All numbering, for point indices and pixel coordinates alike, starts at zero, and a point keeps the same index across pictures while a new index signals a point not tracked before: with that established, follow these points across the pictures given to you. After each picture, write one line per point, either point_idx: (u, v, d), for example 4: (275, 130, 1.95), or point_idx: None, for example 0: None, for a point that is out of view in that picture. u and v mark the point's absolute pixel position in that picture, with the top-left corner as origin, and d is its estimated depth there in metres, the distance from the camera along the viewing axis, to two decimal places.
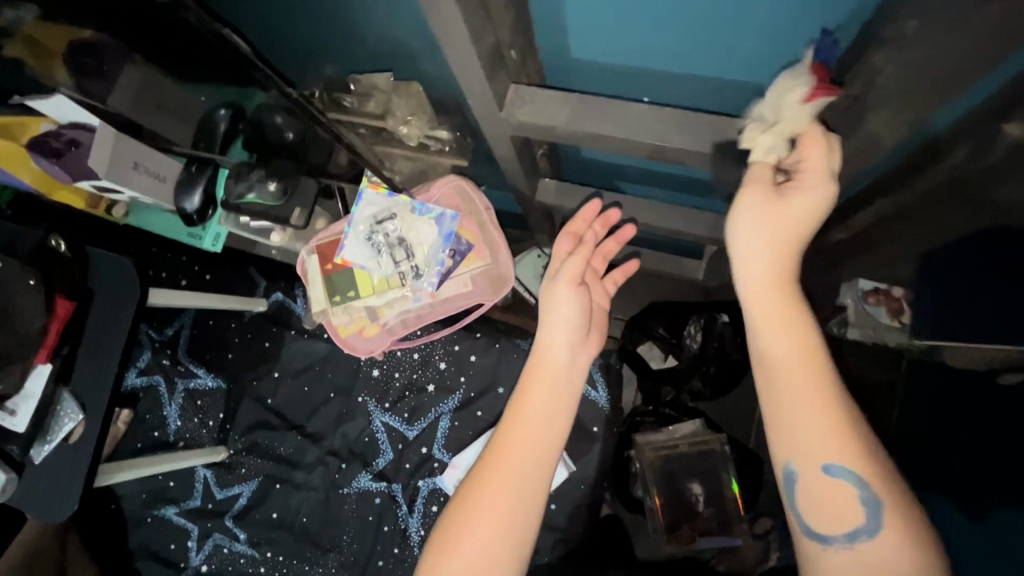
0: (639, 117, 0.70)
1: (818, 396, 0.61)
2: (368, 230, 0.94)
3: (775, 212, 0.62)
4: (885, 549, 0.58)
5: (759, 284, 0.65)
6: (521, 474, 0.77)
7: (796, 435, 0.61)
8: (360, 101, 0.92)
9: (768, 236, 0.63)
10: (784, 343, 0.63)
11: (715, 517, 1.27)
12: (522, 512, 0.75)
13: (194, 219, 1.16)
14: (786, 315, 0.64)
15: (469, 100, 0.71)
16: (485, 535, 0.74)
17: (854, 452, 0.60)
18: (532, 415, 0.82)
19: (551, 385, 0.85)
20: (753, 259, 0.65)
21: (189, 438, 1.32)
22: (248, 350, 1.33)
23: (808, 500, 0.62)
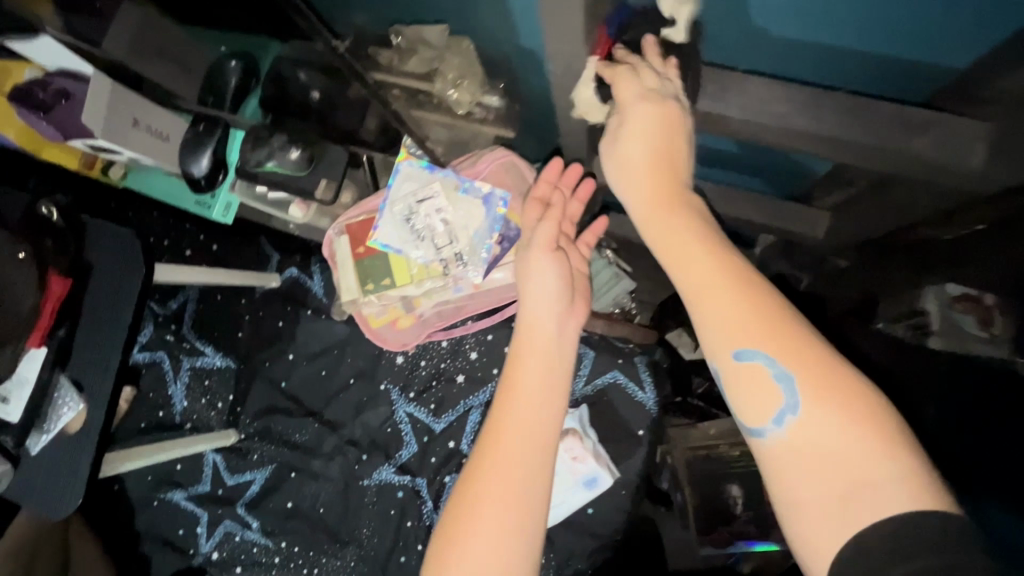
0: (751, 94, 0.60)
1: (724, 284, 0.50)
2: (407, 210, 0.84)
3: (636, 133, 0.58)
4: (819, 429, 0.45)
5: (644, 202, 0.58)
6: (510, 476, 0.61)
7: (711, 332, 0.50)
8: (402, 59, 0.80)
9: (631, 159, 0.59)
10: (674, 236, 0.54)
11: (753, 521, 1.22)
12: (521, 529, 0.59)
13: (201, 184, 1.03)
14: (677, 212, 0.56)
15: (548, 63, 0.59)
16: (488, 558, 0.58)
17: (764, 329, 0.48)
18: (523, 398, 0.65)
19: (545, 370, 0.68)
20: (632, 182, 0.59)
21: (196, 419, 1.23)
22: (260, 329, 1.24)
23: (734, 395, 0.50)
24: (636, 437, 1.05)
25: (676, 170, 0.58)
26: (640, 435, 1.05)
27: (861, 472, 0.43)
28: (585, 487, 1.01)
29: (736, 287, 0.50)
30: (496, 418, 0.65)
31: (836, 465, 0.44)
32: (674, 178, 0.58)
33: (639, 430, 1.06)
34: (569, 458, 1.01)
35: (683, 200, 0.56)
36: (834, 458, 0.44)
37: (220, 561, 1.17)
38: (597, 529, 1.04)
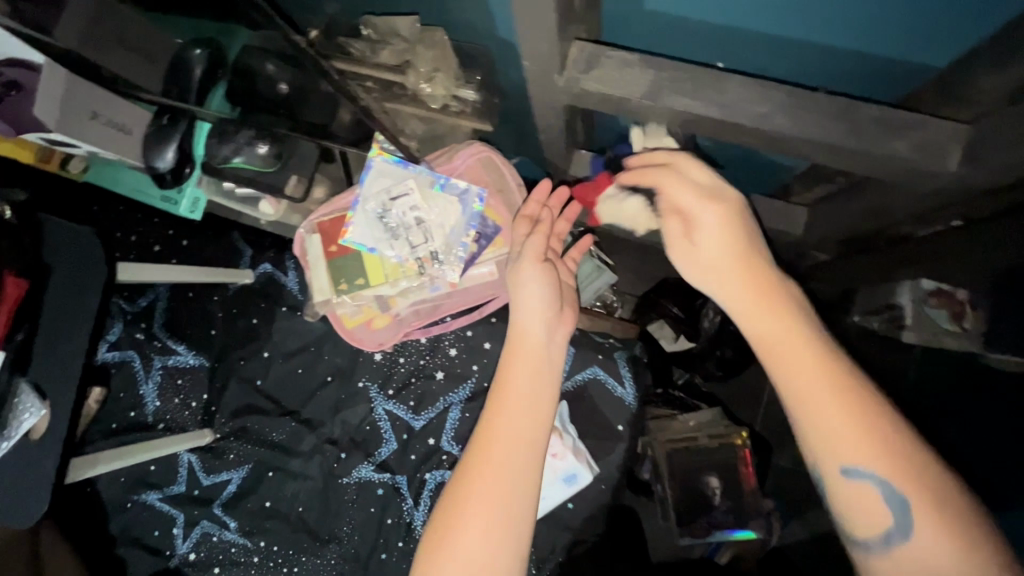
0: (733, 93, 0.58)
1: (836, 411, 0.55)
2: (380, 207, 0.81)
3: (713, 225, 0.66)
4: (927, 548, 0.52)
5: (739, 301, 0.64)
6: (505, 480, 0.62)
7: (817, 442, 0.56)
8: (372, 49, 0.76)
9: (718, 250, 0.66)
10: (773, 339, 0.60)
11: (730, 510, 1.24)
12: (510, 528, 0.61)
13: (166, 178, 1.00)
14: (777, 312, 0.62)
15: (523, 59, 0.57)
16: (476, 557, 0.59)
17: (875, 455, 0.54)
18: (514, 401, 0.67)
19: (533, 371, 0.70)
20: (721, 282, 0.66)
21: (169, 419, 1.20)
22: (234, 326, 1.21)
23: (845, 506, 0.57)
24: (615, 432, 1.06)
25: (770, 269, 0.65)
26: (619, 430, 1.06)
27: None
28: (564, 483, 1.02)
29: (843, 406, 0.55)
30: (487, 420, 0.66)
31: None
32: (768, 280, 0.64)
33: (619, 425, 1.06)
34: (548, 454, 1.01)
35: (784, 305, 0.62)
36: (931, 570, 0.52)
37: (197, 562, 1.15)
38: (577, 523, 1.04)
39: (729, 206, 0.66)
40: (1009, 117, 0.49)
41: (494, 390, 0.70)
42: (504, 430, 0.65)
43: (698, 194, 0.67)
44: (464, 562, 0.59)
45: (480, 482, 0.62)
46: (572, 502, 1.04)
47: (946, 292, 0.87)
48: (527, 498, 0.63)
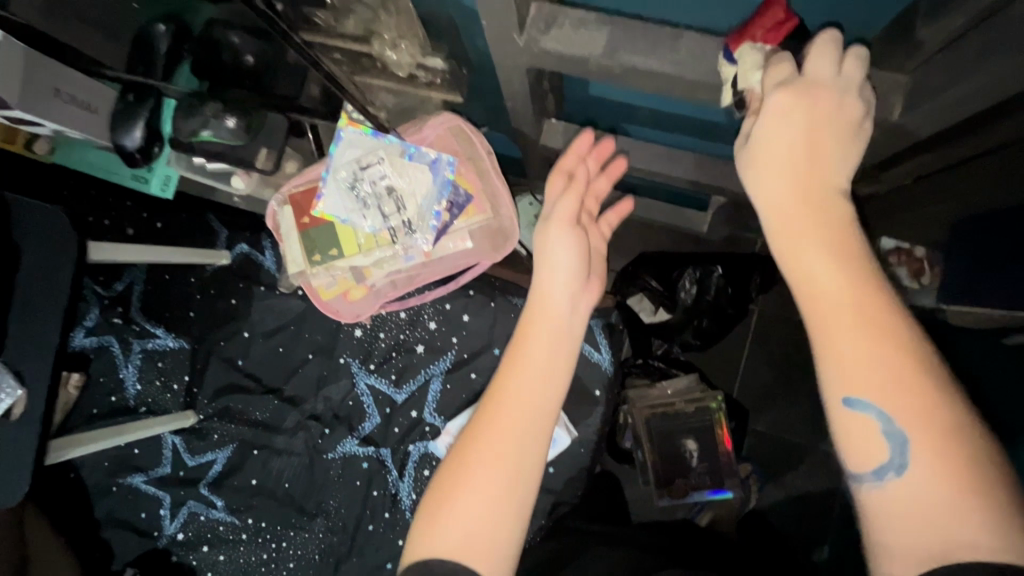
0: (692, 49, 0.59)
1: (852, 325, 0.48)
2: (351, 177, 0.82)
3: (784, 113, 0.53)
4: (921, 490, 0.45)
5: (783, 195, 0.54)
6: (513, 445, 0.64)
7: (829, 366, 0.49)
8: (337, 19, 0.77)
9: (774, 144, 0.54)
10: (784, 221, 0.53)
11: (707, 472, 1.29)
12: (516, 486, 0.62)
13: (136, 158, 0.98)
14: (819, 223, 0.52)
15: (481, 19, 0.58)
16: (477, 510, 0.61)
17: (884, 380, 0.47)
18: (531, 370, 0.68)
19: (551, 342, 0.71)
20: (764, 170, 0.55)
21: (151, 402, 1.20)
22: (212, 307, 1.21)
23: (843, 437, 0.49)
24: (593, 397, 1.09)
25: (839, 168, 0.54)
26: (597, 395, 1.09)
27: (944, 528, 0.44)
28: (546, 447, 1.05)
29: (854, 317, 0.48)
30: (503, 389, 0.67)
31: (924, 514, 0.45)
32: (824, 179, 0.54)
33: (596, 390, 1.09)
34: None
35: (840, 210, 0.52)
36: (926, 511, 0.45)
37: (186, 542, 1.16)
38: (558, 486, 1.08)
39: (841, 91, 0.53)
40: (946, 64, 0.52)
41: (508, 359, 0.71)
42: (519, 395, 0.66)
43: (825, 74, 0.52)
44: (467, 514, 0.61)
45: (488, 441, 0.64)
46: (553, 467, 1.08)
47: (905, 250, 0.91)
48: (536, 457, 0.64)
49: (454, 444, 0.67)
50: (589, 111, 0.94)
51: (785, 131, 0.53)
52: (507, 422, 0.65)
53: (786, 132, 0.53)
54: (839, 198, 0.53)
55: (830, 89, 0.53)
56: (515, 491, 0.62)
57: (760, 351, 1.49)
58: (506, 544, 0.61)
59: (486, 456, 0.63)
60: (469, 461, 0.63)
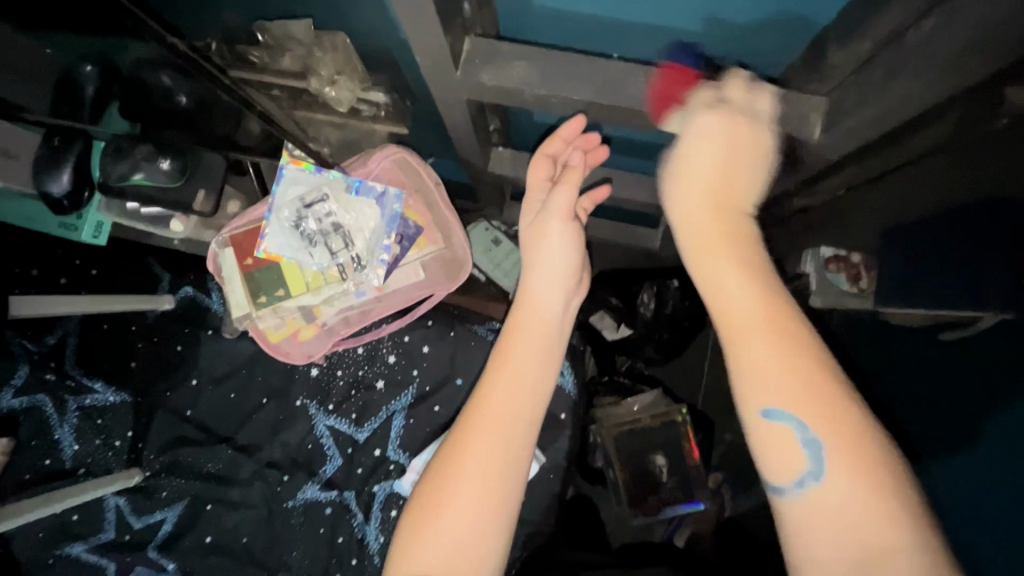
0: (621, 80, 0.61)
1: (766, 332, 0.51)
2: (295, 216, 0.80)
3: (712, 140, 0.60)
4: (841, 495, 0.47)
5: (695, 211, 0.59)
6: (497, 456, 0.60)
7: (741, 376, 0.51)
8: (273, 56, 0.77)
9: (694, 166, 0.60)
10: (729, 281, 0.54)
11: (677, 485, 1.30)
12: (494, 500, 0.58)
13: (64, 204, 0.92)
14: (730, 239, 0.57)
15: (416, 57, 0.58)
16: (457, 540, 0.57)
17: (802, 388, 0.49)
18: (513, 377, 0.64)
19: (540, 341, 0.67)
20: (680, 193, 0.60)
21: (91, 463, 1.12)
22: (156, 356, 1.14)
23: (762, 446, 0.51)
24: (559, 420, 1.08)
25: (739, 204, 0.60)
26: (563, 419, 1.08)
27: (856, 530, 0.46)
28: None
29: (780, 341, 0.51)
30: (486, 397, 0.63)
31: (842, 520, 0.47)
32: (736, 210, 0.59)
33: (561, 414, 1.09)
34: None
35: (741, 230, 0.58)
36: (840, 517, 0.47)
37: None
38: (531, 516, 1.06)
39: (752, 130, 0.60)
40: (858, 86, 0.55)
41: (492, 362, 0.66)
42: (502, 401, 0.62)
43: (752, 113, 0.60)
44: (444, 536, 0.57)
45: (470, 455, 0.60)
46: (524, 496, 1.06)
47: (843, 257, 0.94)
48: (513, 468, 0.60)
49: (432, 458, 0.63)
50: (535, 138, 0.96)
51: (704, 159, 0.60)
52: (488, 429, 0.61)
53: (705, 160, 0.60)
54: (745, 220, 0.59)
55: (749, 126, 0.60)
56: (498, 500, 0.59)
57: (720, 360, 1.52)
58: (483, 561, 0.57)
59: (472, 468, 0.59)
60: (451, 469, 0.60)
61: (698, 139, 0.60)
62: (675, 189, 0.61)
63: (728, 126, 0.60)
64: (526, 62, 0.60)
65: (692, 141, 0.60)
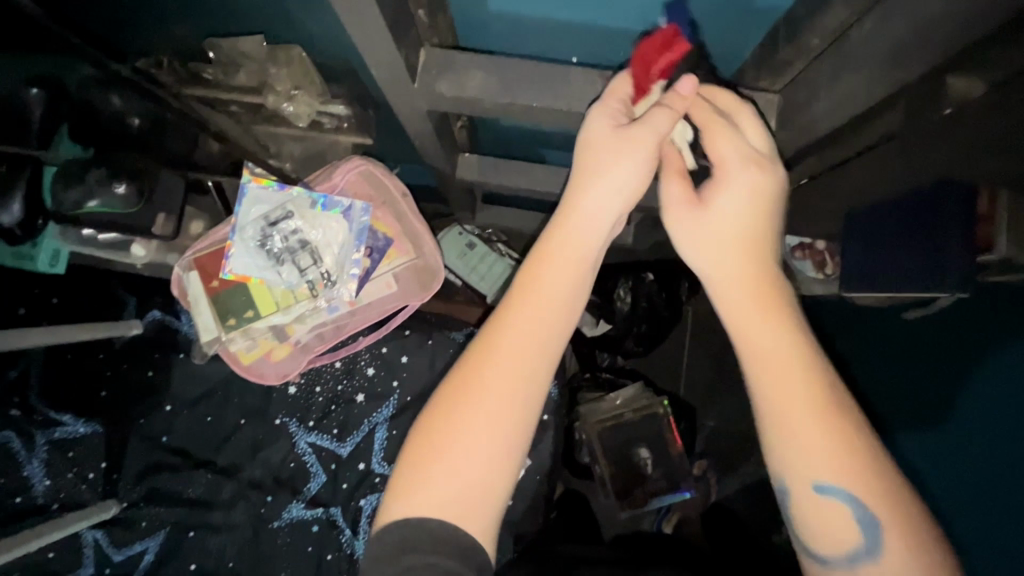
0: (581, 84, 0.60)
1: (817, 416, 0.51)
2: (259, 235, 0.78)
3: (737, 194, 0.56)
4: (893, 568, 0.49)
5: (729, 282, 0.56)
6: (507, 393, 0.55)
7: (792, 460, 0.51)
8: (227, 72, 0.76)
9: (720, 228, 0.57)
10: (771, 360, 0.53)
11: (663, 477, 1.32)
12: (498, 435, 0.55)
13: (15, 233, 0.85)
14: (773, 315, 0.55)
15: (371, 69, 0.57)
16: (466, 474, 0.54)
17: (853, 468, 0.50)
18: (530, 312, 0.57)
19: (570, 271, 0.58)
20: (709, 263, 0.57)
21: (65, 498, 1.08)
22: (126, 383, 1.11)
23: (811, 523, 0.52)
24: (542, 421, 1.09)
25: (771, 266, 0.57)
26: (546, 419, 1.09)
27: None
28: None
29: (830, 422, 0.50)
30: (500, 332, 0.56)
31: None
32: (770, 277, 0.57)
33: (545, 415, 1.09)
34: None
35: (779, 302, 0.55)
36: None
37: None
38: (520, 517, 1.06)
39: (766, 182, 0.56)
40: (809, 80, 0.56)
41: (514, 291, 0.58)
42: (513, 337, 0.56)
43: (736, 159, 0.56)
44: (444, 471, 0.54)
45: (475, 390, 0.55)
46: (512, 499, 1.06)
47: (808, 245, 1.00)
48: (520, 404, 0.55)
49: (433, 395, 0.57)
50: (501, 142, 0.96)
51: (734, 221, 0.56)
52: (502, 366, 0.55)
53: (735, 222, 0.57)
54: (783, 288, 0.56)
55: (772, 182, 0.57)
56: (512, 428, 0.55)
57: (697, 349, 1.55)
58: (487, 497, 0.54)
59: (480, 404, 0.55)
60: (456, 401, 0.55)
61: (730, 205, 0.56)
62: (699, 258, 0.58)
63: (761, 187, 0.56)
64: (483, 70, 0.59)
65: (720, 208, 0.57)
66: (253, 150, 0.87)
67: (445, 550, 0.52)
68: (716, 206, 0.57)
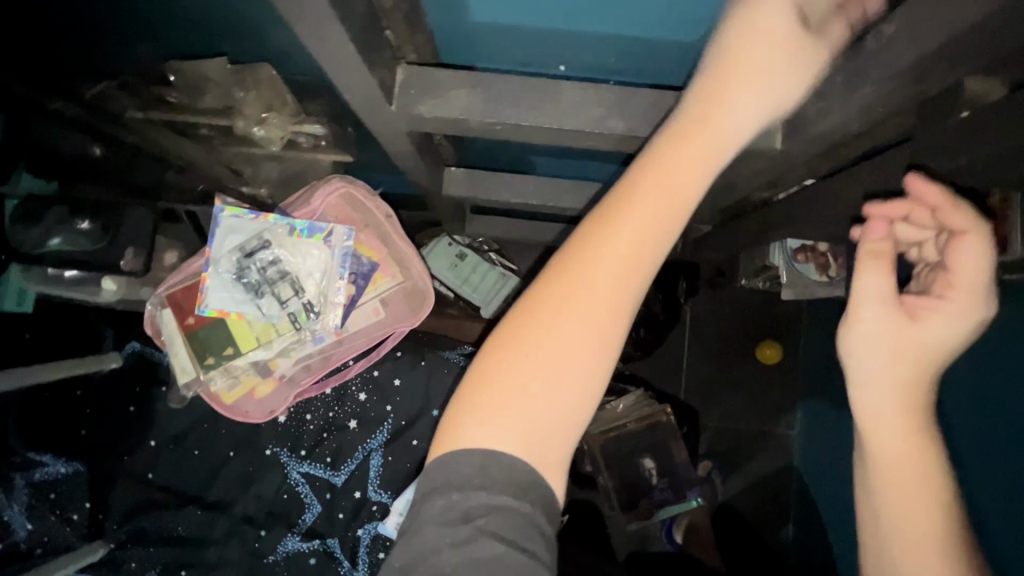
0: (571, 97, 0.56)
1: (926, 516, 0.57)
2: (235, 267, 0.74)
3: (941, 315, 0.59)
4: None
5: (888, 385, 0.60)
6: (583, 321, 0.46)
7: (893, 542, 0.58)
8: (193, 97, 0.72)
9: (917, 343, 0.60)
10: (898, 454, 0.59)
11: (668, 486, 1.29)
12: (590, 367, 0.47)
13: None
14: (923, 422, 0.60)
15: (343, 93, 0.52)
16: (532, 414, 0.46)
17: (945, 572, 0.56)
18: (620, 232, 0.46)
19: (666, 182, 0.47)
20: (872, 371, 0.61)
21: (49, 542, 1.02)
22: (108, 419, 1.07)
23: None
24: None
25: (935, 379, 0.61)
26: None
27: None
28: None
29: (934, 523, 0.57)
30: (602, 253, 0.46)
31: None
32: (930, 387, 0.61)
33: None
34: None
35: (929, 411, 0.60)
36: None
37: None
38: None
39: (983, 310, 0.59)
40: None
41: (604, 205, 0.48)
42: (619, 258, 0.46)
43: (970, 282, 0.58)
44: (530, 404, 0.46)
45: (567, 314, 0.46)
46: None
47: (810, 248, 0.98)
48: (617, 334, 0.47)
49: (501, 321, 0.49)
50: (487, 155, 0.92)
51: (936, 334, 0.59)
52: (582, 291, 0.46)
53: (936, 334, 0.59)
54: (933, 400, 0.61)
55: (970, 316, 0.59)
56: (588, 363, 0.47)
57: (699, 351, 1.52)
58: (571, 435, 0.47)
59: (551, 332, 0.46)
60: (526, 326, 0.47)
61: (943, 323, 0.59)
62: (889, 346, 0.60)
63: (968, 310, 0.59)
64: (465, 88, 0.55)
65: (923, 318, 0.60)
66: (220, 177, 0.83)
67: (527, 499, 0.46)
68: (930, 317, 0.59)
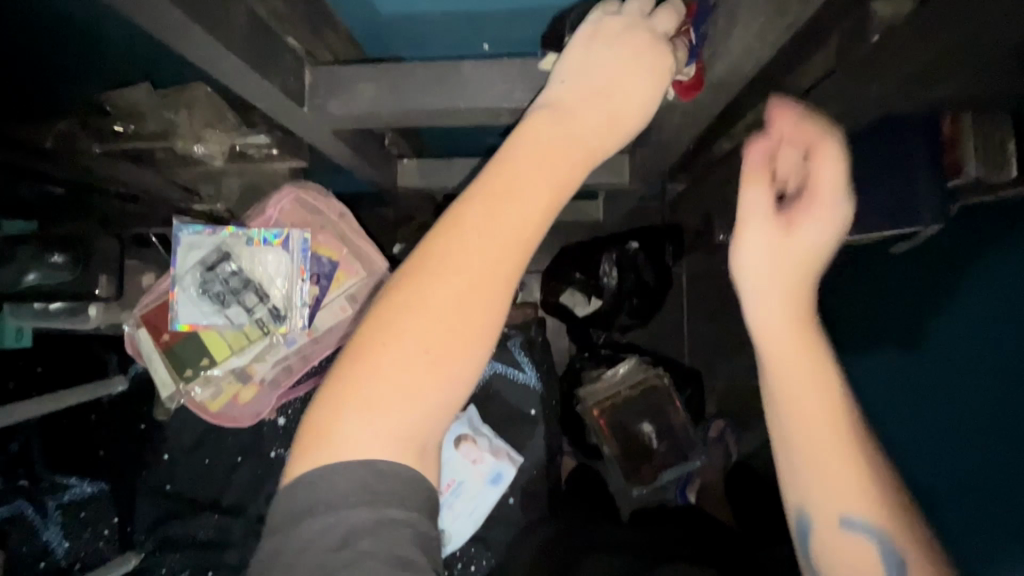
0: (476, 77, 0.57)
1: (842, 449, 0.51)
2: (199, 281, 0.78)
3: (814, 226, 0.54)
4: None
5: (775, 314, 0.54)
6: (439, 317, 0.44)
7: (812, 486, 0.53)
8: (135, 124, 0.75)
9: (799, 253, 0.54)
10: (799, 388, 0.52)
11: (669, 449, 1.31)
12: (449, 377, 0.44)
13: None
14: (812, 350, 0.53)
15: (255, 103, 0.54)
16: (399, 422, 0.43)
17: (873, 506, 0.51)
18: (477, 223, 0.44)
19: (524, 173, 0.46)
20: (760, 291, 0.55)
21: (86, 557, 1.06)
22: (123, 438, 1.13)
23: (831, 557, 0.53)
24: (531, 416, 1.08)
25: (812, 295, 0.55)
26: (534, 414, 1.08)
27: None
28: (491, 485, 1.00)
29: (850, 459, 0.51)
30: (453, 243, 0.44)
31: None
32: (811, 306, 0.55)
33: (532, 410, 1.08)
34: (467, 462, 1.00)
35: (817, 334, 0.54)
36: None
37: None
38: (524, 515, 1.04)
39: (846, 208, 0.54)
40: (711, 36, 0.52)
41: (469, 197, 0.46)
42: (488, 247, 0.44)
43: (838, 176, 0.53)
44: (388, 407, 0.43)
45: (436, 306, 0.44)
46: (512, 498, 1.03)
47: None
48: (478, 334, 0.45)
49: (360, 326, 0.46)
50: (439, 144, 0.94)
51: (808, 241, 0.54)
52: (444, 279, 0.44)
53: (807, 242, 0.54)
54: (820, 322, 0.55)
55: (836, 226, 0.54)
56: (446, 360, 0.44)
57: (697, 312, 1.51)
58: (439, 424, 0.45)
59: (412, 330, 0.43)
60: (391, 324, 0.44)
61: (812, 236, 0.54)
62: (752, 278, 0.55)
63: (837, 209, 0.54)
64: (371, 81, 0.57)
65: (798, 243, 0.54)
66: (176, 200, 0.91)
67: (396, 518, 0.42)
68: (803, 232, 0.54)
